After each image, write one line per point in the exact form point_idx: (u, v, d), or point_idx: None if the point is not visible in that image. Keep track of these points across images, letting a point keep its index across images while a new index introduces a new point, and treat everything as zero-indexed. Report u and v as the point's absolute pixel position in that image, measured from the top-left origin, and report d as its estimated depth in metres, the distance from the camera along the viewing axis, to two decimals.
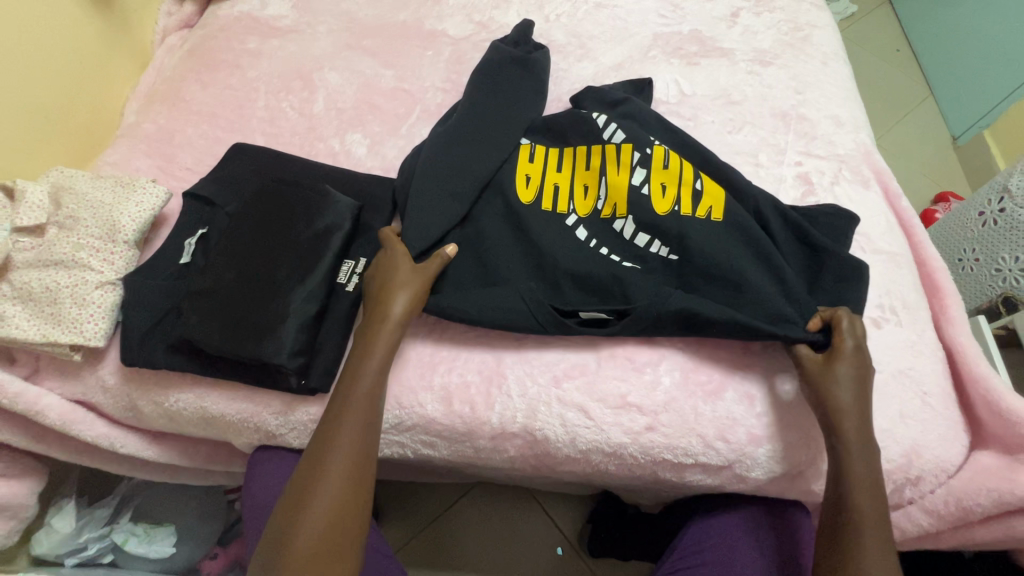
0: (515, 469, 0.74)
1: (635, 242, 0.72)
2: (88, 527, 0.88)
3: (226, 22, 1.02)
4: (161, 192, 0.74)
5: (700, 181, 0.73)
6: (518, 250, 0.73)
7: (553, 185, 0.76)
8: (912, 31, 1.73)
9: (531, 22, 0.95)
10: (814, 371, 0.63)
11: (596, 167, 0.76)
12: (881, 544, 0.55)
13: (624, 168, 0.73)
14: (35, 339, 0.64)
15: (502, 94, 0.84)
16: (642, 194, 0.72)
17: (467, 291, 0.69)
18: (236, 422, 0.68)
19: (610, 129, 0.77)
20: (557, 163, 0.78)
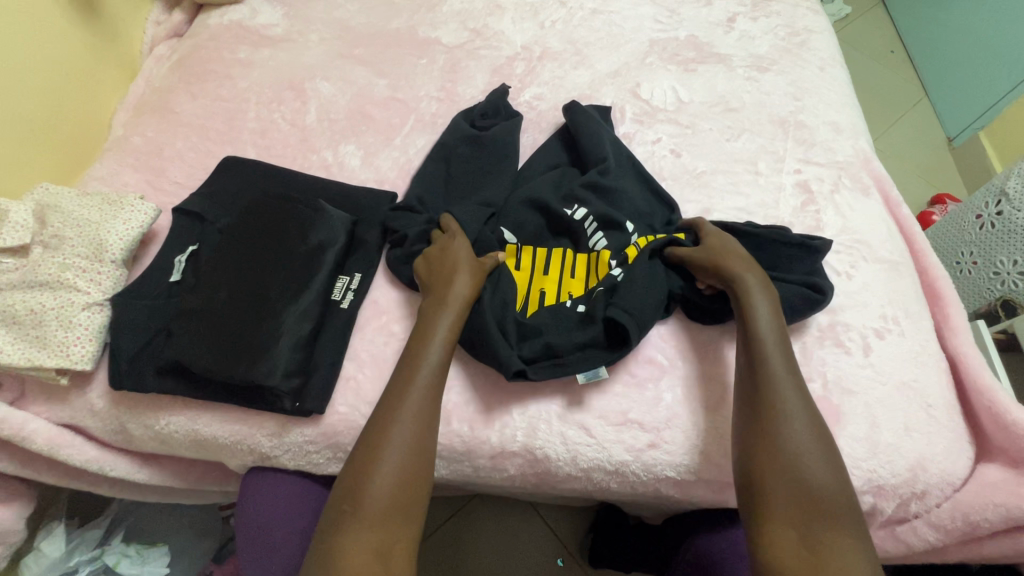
0: (515, 486, 0.73)
1: (613, 276, 0.71)
2: (77, 552, 0.84)
3: (215, 31, 1.00)
4: (149, 209, 0.72)
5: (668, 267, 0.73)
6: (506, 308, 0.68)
7: (544, 283, 0.73)
8: (905, 32, 1.73)
9: (506, 89, 0.90)
10: (688, 253, 0.70)
11: (583, 276, 0.73)
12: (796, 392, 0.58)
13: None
14: (20, 364, 0.61)
15: (479, 168, 0.82)
16: (614, 277, 0.70)
17: (483, 344, 0.66)
18: (229, 444, 0.66)
19: (597, 237, 0.74)
20: (544, 265, 0.74)
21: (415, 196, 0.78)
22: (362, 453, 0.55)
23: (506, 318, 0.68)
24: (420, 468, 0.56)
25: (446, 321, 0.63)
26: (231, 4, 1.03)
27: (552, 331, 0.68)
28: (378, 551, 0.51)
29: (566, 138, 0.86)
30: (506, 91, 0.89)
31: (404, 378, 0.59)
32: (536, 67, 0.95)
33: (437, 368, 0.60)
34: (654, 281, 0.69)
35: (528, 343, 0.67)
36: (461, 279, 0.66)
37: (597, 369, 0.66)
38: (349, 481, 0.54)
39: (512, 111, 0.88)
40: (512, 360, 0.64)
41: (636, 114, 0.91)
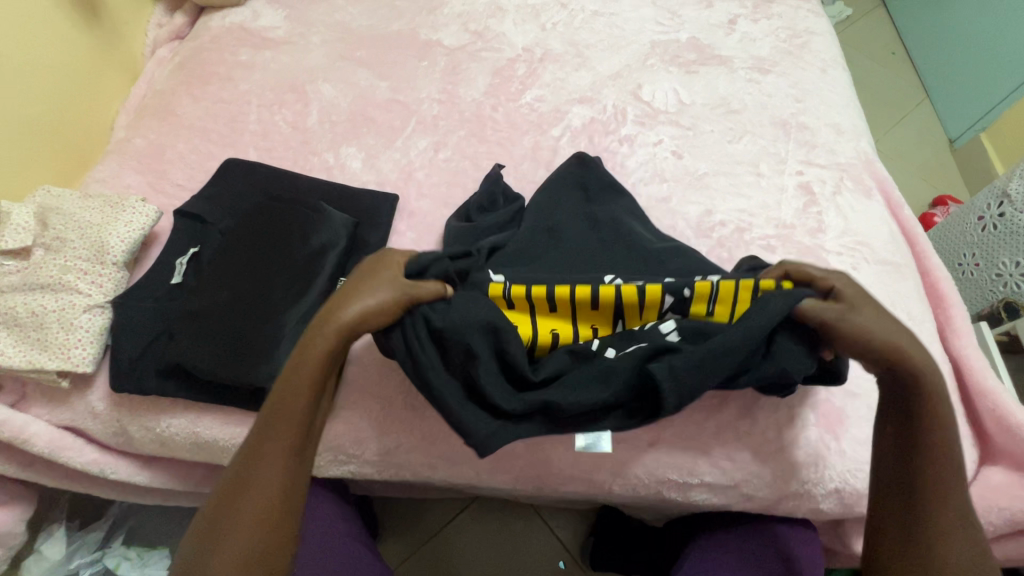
0: (517, 489, 0.73)
1: (667, 337, 0.58)
2: (79, 554, 0.85)
3: (217, 33, 1.00)
4: (150, 211, 0.71)
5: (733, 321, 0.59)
6: (485, 365, 0.57)
7: (551, 320, 0.62)
8: (906, 34, 1.73)
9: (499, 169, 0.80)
10: (854, 332, 0.52)
11: (606, 309, 0.61)
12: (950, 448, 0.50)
13: (648, 312, 0.61)
14: (21, 366, 0.62)
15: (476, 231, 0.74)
16: (668, 341, 0.58)
17: (451, 403, 0.56)
18: (229, 447, 0.66)
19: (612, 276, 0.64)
20: (548, 303, 0.61)
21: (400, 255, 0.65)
22: (217, 517, 0.49)
23: (474, 367, 0.57)
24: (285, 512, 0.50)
25: (314, 357, 0.53)
26: (232, 6, 1.04)
27: (550, 393, 0.57)
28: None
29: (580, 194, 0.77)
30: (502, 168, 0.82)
31: (271, 408, 0.52)
32: (538, 69, 0.95)
33: (304, 413, 0.52)
34: (732, 355, 0.55)
35: (524, 398, 0.57)
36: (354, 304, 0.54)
37: (598, 438, 0.60)
38: (195, 558, 0.48)
39: (512, 198, 0.77)
40: (481, 425, 0.56)
41: (638, 116, 0.90)
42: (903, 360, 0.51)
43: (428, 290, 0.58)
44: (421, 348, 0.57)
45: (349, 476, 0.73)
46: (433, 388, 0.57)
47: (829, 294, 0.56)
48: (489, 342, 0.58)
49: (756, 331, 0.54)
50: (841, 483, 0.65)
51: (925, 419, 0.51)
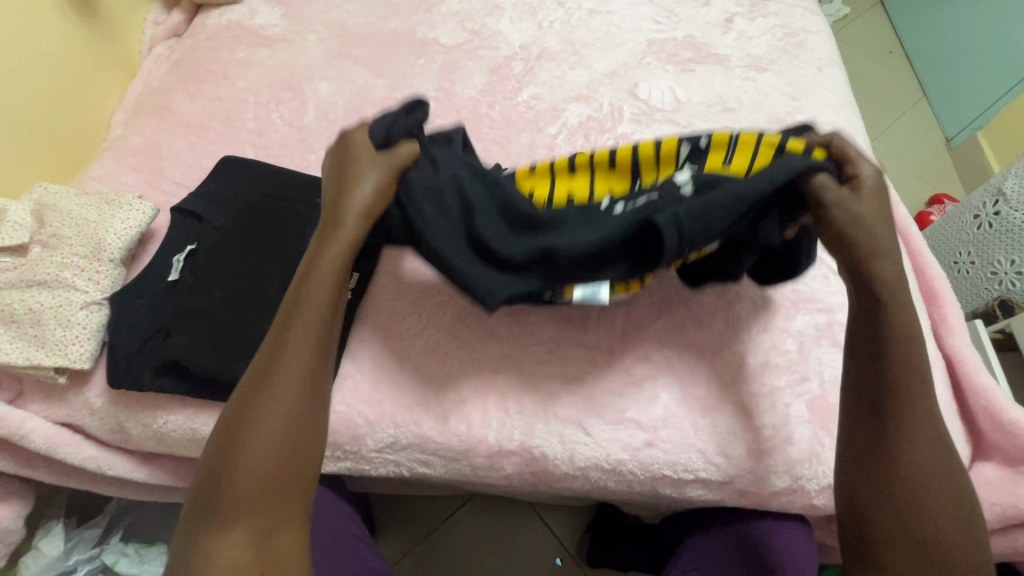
0: (513, 485, 0.73)
1: (679, 185, 0.55)
2: (77, 550, 0.85)
3: (214, 31, 1.00)
4: (148, 208, 0.72)
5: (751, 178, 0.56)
6: (481, 209, 0.57)
7: (566, 184, 0.63)
8: (904, 33, 1.73)
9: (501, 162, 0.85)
10: (850, 205, 0.51)
11: (625, 168, 0.62)
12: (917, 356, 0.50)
13: (668, 164, 0.60)
14: (18, 363, 0.62)
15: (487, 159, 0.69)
16: (675, 185, 0.55)
17: (439, 247, 0.56)
18: None
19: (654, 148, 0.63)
20: (570, 163, 0.63)
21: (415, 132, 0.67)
22: (229, 436, 0.49)
23: (472, 216, 0.56)
24: (305, 434, 0.49)
25: (323, 273, 0.54)
26: (229, 5, 1.04)
27: (535, 242, 0.55)
28: (261, 540, 0.46)
29: None
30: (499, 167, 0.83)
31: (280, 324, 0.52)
32: (534, 67, 0.95)
33: (319, 330, 0.53)
34: (743, 189, 0.50)
35: (511, 245, 0.55)
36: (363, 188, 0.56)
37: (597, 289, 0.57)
38: (215, 470, 0.48)
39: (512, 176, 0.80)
40: (483, 280, 0.55)
41: (634, 114, 0.91)
42: (869, 261, 0.51)
43: (406, 152, 0.59)
44: (428, 186, 0.58)
45: (346, 472, 0.74)
46: (425, 232, 0.57)
47: (847, 167, 0.54)
48: (493, 191, 0.59)
49: (772, 175, 0.50)
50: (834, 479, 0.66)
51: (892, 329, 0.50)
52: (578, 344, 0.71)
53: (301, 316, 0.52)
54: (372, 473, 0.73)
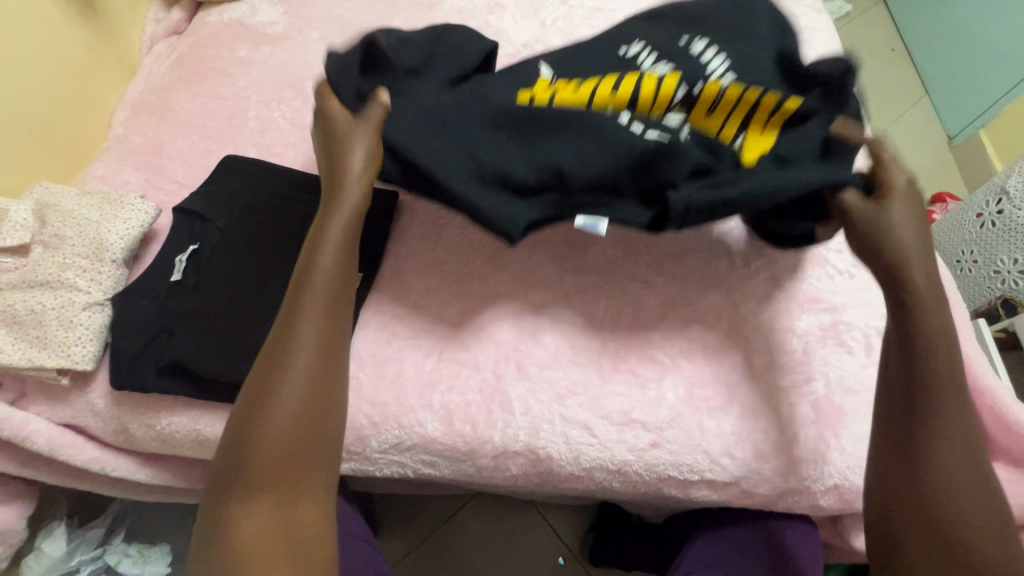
0: (518, 486, 0.73)
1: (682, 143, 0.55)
2: (79, 551, 0.85)
3: (215, 29, 0.99)
4: (150, 208, 0.71)
5: (744, 134, 0.58)
6: (488, 148, 0.59)
7: (565, 91, 0.61)
8: (905, 29, 1.72)
9: None
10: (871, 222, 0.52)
11: (627, 90, 0.59)
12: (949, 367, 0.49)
13: (661, 103, 0.59)
14: (21, 364, 0.61)
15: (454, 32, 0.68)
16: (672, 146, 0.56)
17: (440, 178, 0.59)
18: None
19: (655, 62, 0.62)
20: (578, 83, 0.61)
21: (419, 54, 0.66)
22: (252, 399, 0.48)
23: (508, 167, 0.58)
24: (320, 404, 0.48)
25: (330, 256, 0.53)
26: (230, 2, 1.03)
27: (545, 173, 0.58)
28: (286, 506, 0.46)
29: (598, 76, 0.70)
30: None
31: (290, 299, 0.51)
32: None
33: (332, 296, 0.51)
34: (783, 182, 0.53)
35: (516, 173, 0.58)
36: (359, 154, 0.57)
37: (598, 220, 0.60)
38: (235, 439, 0.47)
39: None
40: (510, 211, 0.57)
41: None
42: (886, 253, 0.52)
43: (377, 116, 0.59)
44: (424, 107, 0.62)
45: (350, 473, 0.73)
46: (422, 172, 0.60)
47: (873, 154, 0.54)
48: (502, 112, 0.60)
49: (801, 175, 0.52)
50: (840, 480, 0.66)
51: (928, 345, 0.49)
52: (584, 345, 0.71)
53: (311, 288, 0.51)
54: (377, 474, 0.73)
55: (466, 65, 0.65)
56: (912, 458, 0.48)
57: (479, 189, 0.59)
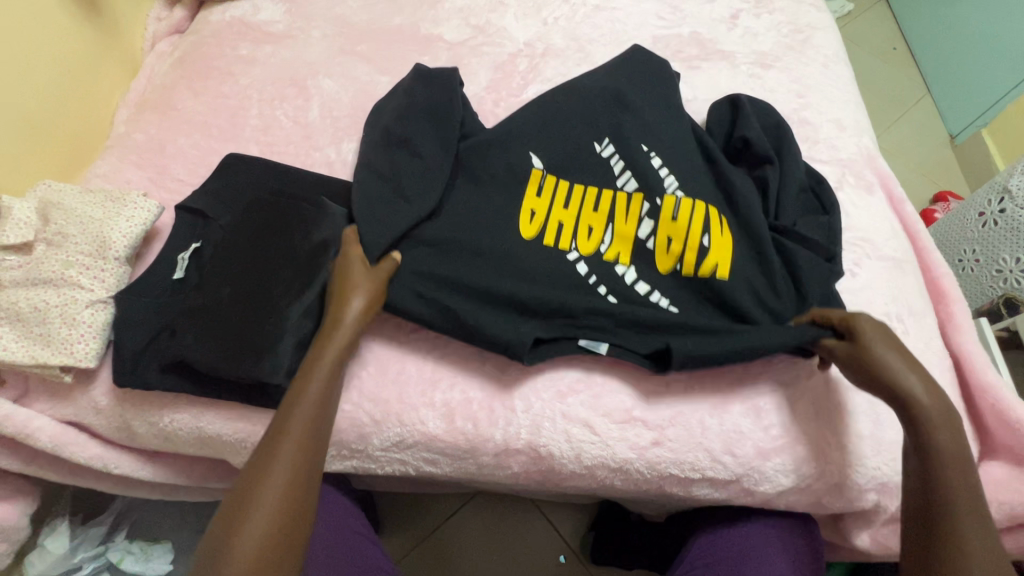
0: (520, 484, 0.73)
1: (635, 291, 0.70)
2: (82, 548, 0.85)
3: (217, 28, 0.99)
4: (152, 206, 0.71)
5: (707, 236, 0.68)
6: (503, 260, 0.70)
7: (557, 210, 0.73)
8: (907, 28, 1.72)
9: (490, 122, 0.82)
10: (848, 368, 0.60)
11: (604, 210, 0.73)
12: (963, 484, 0.53)
13: (632, 217, 0.72)
14: (24, 361, 0.62)
15: (442, 90, 0.78)
16: (646, 247, 0.71)
17: (446, 277, 0.69)
18: (232, 442, 0.66)
19: (625, 176, 0.74)
20: (564, 200, 0.73)
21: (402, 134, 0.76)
22: (236, 502, 0.51)
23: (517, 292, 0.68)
24: (298, 507, 0.52)
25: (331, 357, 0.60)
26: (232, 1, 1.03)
27: (548, 279, 0.70)
28: None
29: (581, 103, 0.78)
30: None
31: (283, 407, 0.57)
32: (539, 64, 0.95)
33: (322, 396, 0.58)
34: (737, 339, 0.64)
35: (521, 295, 0.68)
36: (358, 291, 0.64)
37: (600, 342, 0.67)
38: (219, 538, 0.50)
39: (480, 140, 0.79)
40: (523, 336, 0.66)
41: None
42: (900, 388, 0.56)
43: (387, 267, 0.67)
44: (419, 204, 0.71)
45: (350, 471, 0.73)
46: (428, 272, 0.70)
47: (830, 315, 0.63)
48: (496, 245, 0.71)
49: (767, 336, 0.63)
50: (843, 479, 0.66)
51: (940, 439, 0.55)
52: None
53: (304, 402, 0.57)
54: (378, 472, 0.73)
55: (447, 134, 0.76)
56: (931, 557, 0.52)
57: (490, 314, 0.68)
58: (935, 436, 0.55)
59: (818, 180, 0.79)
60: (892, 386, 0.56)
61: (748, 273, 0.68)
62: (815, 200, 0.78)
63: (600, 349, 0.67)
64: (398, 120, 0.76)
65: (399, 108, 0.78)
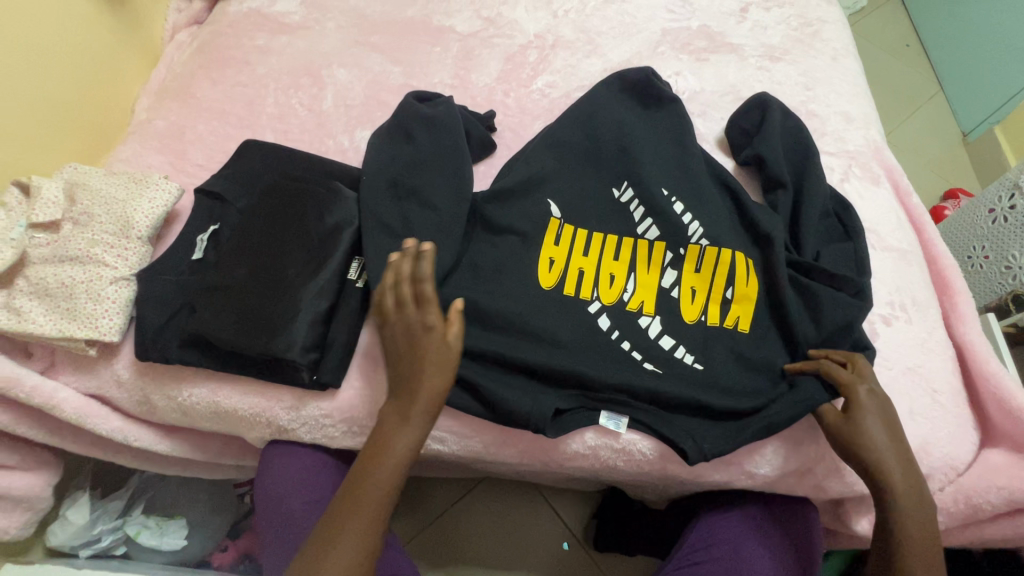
0: (525, 464, 0.75)
1: (660, 345, 0.70)
2: (101, 520, 0.88)
3: (235, 19, 1.02)
4: (173, 189, 0.74)
5: (731, 288, 0.72)
6: (524, 320, 0.70)
7: (577, 258, 0.74)
8: (921, 25, 1.71)
9: (494, 113, 0.89)
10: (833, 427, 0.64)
11: (625, 259, 0.74)
12: (930, 564, 0.58)
13: (654, 267, 0.74)
14: (51, 334, 0.64)
15: (446, 125, 0.78)
16: (671, 296, 0.73)
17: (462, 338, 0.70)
18: (249, 417, 0.69)
19: (644, 223, 0.76)
20: (583, 246, 0.74)
21: (412, 165, 0.76)
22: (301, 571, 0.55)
23: (535, 352, 0.69)
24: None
25: (403, 441, 0.60)
26: None
27: (570, 330, 0.71)
28: None
29: (588, 135, 0.82)
30: (493, 115, 0.88)
31: (356, 479, 0.59)
32: (549, 55, 0.97)
33: (402, 468, 0.59)
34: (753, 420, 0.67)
35: (539, 354, 0.69)
36: (434, 361, 0.61)
37: (621, 418, 0.68)
38: None
39: (485, 143, 0.85)
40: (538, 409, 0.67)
41: None
42: (880, 476, 0.60)
43: (456, 331, 0.62)
44: (434, 258, 0.71)
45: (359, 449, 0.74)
46: None
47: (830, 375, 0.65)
48: (520, 303, 0.71)
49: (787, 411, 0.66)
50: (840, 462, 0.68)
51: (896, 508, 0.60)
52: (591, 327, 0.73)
53: (376, 477, 0.58)
54: None
55: (457, 167, 0.76)
56: None
57: (509, 375, 0.70)
58: (898, 515, 0.59)
59: (845, 205, 0.80)
60: (865, 460, 0.61)
61: (768, 324, 0.72)
62: (840, 225, 0.79)
63: (621, 428, 0.68)
64: (410, 151, 0.77)
65: (408, 142, 0.77)
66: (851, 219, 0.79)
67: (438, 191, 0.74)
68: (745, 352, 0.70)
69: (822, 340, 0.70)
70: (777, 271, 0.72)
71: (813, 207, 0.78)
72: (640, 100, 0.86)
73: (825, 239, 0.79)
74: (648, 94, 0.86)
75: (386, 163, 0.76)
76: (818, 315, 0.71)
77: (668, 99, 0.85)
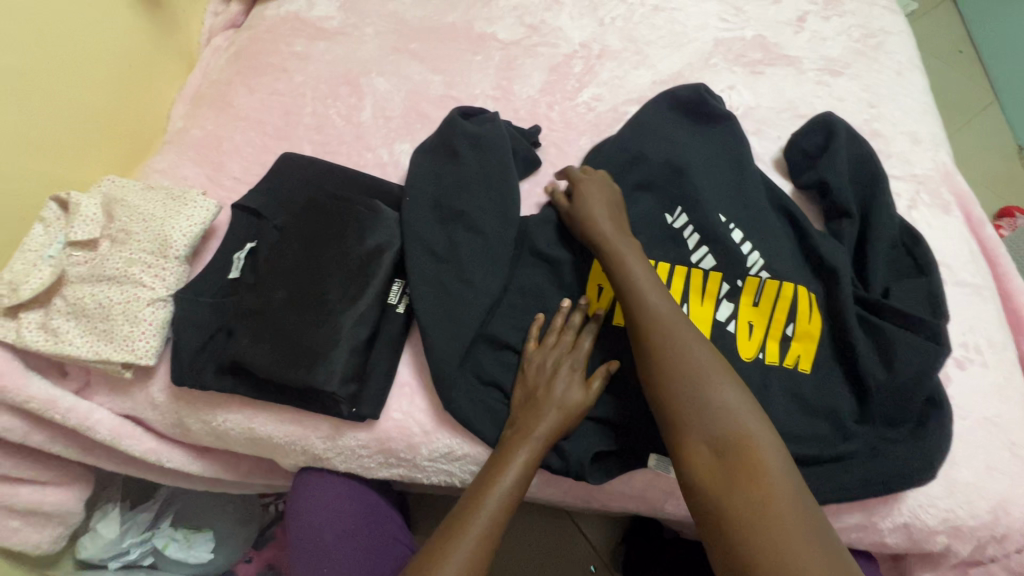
0: (566, 501, 0.72)
1: None
2: (130, 533, 0.88)
3: (272, 23, 0.99)
4: (211, 206, 0.71)
5: (792, 325, 0.68)
6: None
7: None
8: (976, 32, 1.62)
9: (538, 128, 0.85)
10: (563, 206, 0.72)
11: (678, 289, 0.70)
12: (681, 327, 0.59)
13: (708, 298, 0.70)
14: (88, 357, 0.62)
15: (492, 142, 0.75)
16: (727, 331, 0.68)
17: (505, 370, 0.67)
18: (284, 444, 0.67)
19: (700, 251, 0.72)
20: None
21: (457, 183, 0.72)
22: None
23: None
24: None
25: (523, 467, 0.58)
26: None
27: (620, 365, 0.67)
28: None
29: (638, 153, 0.78)
30: (538, 131, 0.85)
31: (467, 502, 0.57)
32: (595, 66, 0.92)
33: (513, 499, 0.57)
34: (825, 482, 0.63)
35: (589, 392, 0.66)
36: (564, 397, 0.62)
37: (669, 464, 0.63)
38: None
39: (531, 159, 0.80)
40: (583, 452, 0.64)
41: None
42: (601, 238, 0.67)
43: (598, 386, 0.63)
44: (480, 284, 0.68)
45: (396, 479, 0.70)
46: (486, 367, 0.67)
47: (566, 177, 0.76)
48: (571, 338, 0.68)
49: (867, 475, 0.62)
50: (909, 518, 0.63)
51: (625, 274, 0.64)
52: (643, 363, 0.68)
53: (492, 505, 0.56)
54: (422, 481, 0.69)
55: (504, 186, 0.72)
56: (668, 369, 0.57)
57: None
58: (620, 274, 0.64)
59: (915, 237, 0.74)
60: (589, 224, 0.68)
61: (831, 366, 0.67)
62: (910, 258, 0.74)
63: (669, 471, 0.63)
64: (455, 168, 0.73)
65: (452, 159, 0.74)
66: (922, 252, 0.73)
67: (484, 211, 0.71)
68: (806, 395, 0.65)
69: (895, 391, 0.64)
70: (845, 309, 0.67)
71: (880, 238, 0.73)
72: (694, 118, 0.81)
73: (892, 274, 0.74)
74: (702, 112, 0.81)
75: (430, 181, 0.73)
76: (888, 356, 0.66)
77: (726, 117, 0.80)
